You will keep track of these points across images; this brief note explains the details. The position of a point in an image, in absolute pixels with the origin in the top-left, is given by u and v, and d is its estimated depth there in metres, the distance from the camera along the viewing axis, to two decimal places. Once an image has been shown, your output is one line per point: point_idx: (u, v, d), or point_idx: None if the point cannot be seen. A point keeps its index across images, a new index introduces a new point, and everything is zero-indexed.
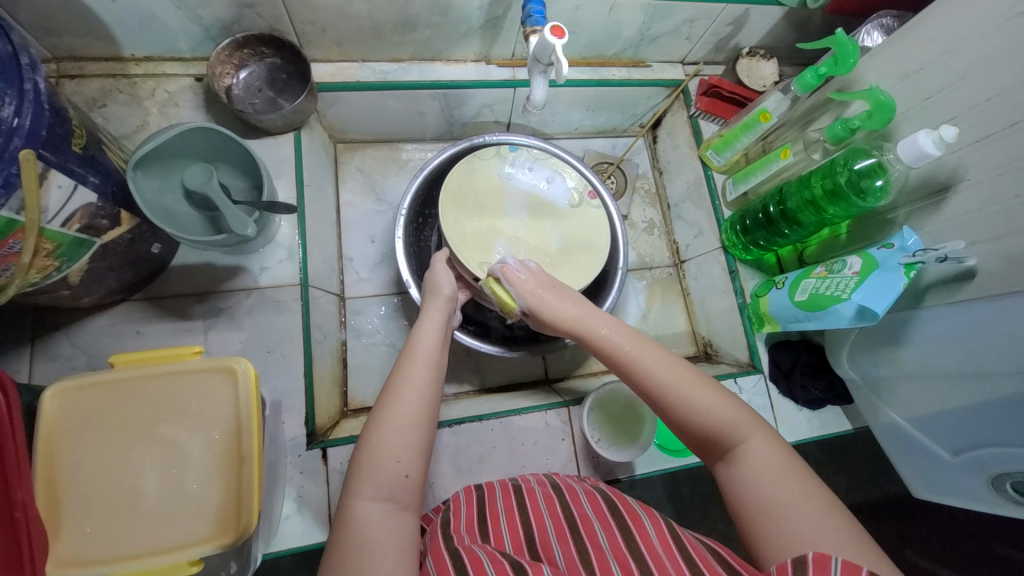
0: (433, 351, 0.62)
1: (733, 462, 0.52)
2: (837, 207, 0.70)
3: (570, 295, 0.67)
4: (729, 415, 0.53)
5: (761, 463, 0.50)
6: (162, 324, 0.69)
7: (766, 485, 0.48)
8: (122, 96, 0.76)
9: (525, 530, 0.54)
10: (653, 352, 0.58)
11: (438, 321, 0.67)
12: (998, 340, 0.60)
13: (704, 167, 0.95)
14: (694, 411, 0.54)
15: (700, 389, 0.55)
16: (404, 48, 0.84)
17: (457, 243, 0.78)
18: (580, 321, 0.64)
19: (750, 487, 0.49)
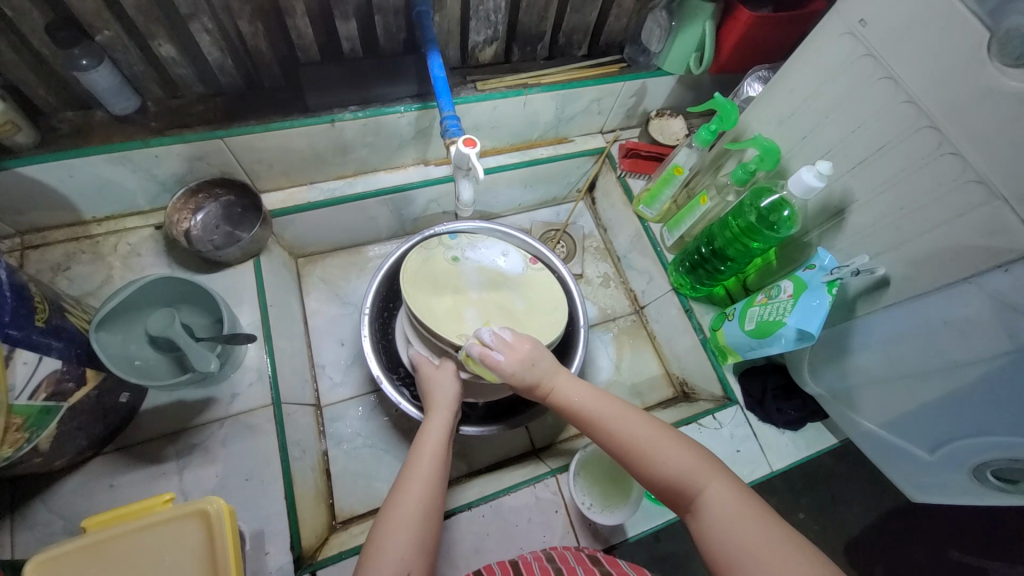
0: (440, 444, 0.66)
1: (698, 512, 0.54)
2: (758, 240, 0.76)
3: (553, 363, 0.69)
4: (687, 465, 0.55)
5: (720, 509, 0.52)
6: (135, 472, 0.68)
7: (730, 534, 0.50)
8: (85, 256, 0.80)
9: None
10: (632, 416, 0.62)
11: (445, 411, 0.72)
12: (929, 337, 0.64)
13: (641, 220, 1.03)
14: (653, 464, 0.57)
15: (658, 442, 0.58)
16: (347, 166, 0.92)
17: (428, 323, 0.81)
18: (556, 389, 0.68)
19: (719, 535, 0.51)
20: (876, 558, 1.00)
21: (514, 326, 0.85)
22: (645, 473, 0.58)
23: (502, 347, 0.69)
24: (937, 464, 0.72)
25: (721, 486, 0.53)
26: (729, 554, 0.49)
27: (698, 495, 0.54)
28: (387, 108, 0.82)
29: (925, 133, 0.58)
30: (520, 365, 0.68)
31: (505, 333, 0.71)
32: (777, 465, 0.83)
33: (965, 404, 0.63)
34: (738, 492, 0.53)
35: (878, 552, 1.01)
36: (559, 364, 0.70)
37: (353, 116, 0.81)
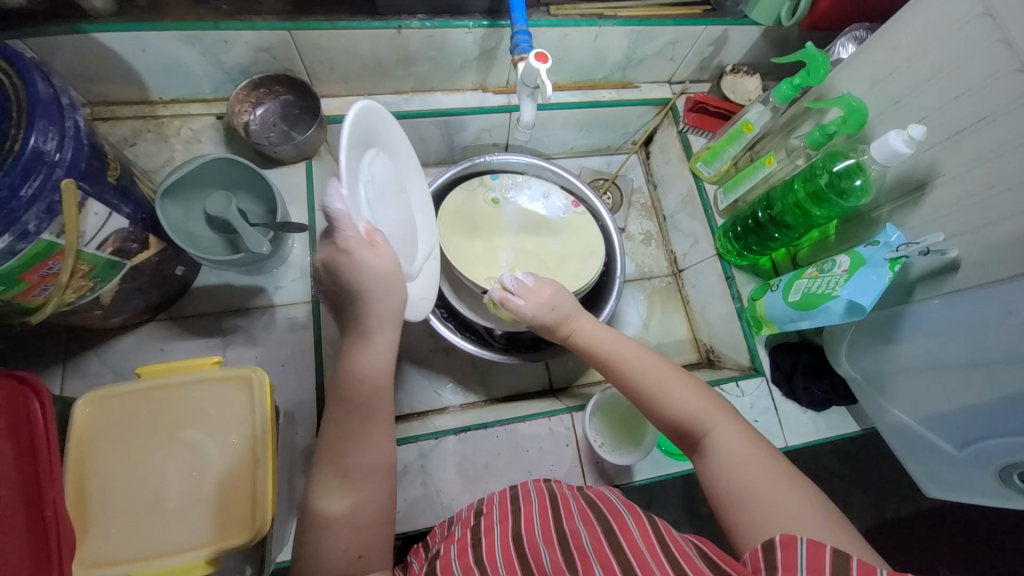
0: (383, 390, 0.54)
1: (705, 453, 0.53)
2: (821, 208, 0.73)
3: (575, 306, 0.70)
4: (697, 407, 0.55)
5: (727, 450, 0.51)
6: (183, 342, 0.73)
7: (732, 477, 0.49)
8: (150, 135, 0.84)
9: (515, 536, 0.54)
10: (648, 359, 0.62)
11: (389, 346, 0.55)
12: (991, 330, 0.60)
13: (695, 178, 0.99)
14: (664, 405, 0.57)
15: (669, 386, 0.58)
16: (406, 81, 0.91)
17: (461, 267, 0.84)
18: (574, 328, 0.69)
19: (722, 476, 0.50)
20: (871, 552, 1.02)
21: (546, 271, 0.86)
22: (655, 413, 0.58)
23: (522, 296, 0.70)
24: (961, 460, 0.70)
25: (727, 430, 0.53)
26: (734, 497, 0.48)
27: (705, 436, 0.53)
28: (455, 21, 0.79)
29: None
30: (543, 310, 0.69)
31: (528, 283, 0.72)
32: (792, 441, 0.83)
33: (1010, 404, 0.61)
34: (745, 438, 0.52)
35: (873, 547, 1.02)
36: (580, 308, 0.71)
37: (420, 26, 0.79)
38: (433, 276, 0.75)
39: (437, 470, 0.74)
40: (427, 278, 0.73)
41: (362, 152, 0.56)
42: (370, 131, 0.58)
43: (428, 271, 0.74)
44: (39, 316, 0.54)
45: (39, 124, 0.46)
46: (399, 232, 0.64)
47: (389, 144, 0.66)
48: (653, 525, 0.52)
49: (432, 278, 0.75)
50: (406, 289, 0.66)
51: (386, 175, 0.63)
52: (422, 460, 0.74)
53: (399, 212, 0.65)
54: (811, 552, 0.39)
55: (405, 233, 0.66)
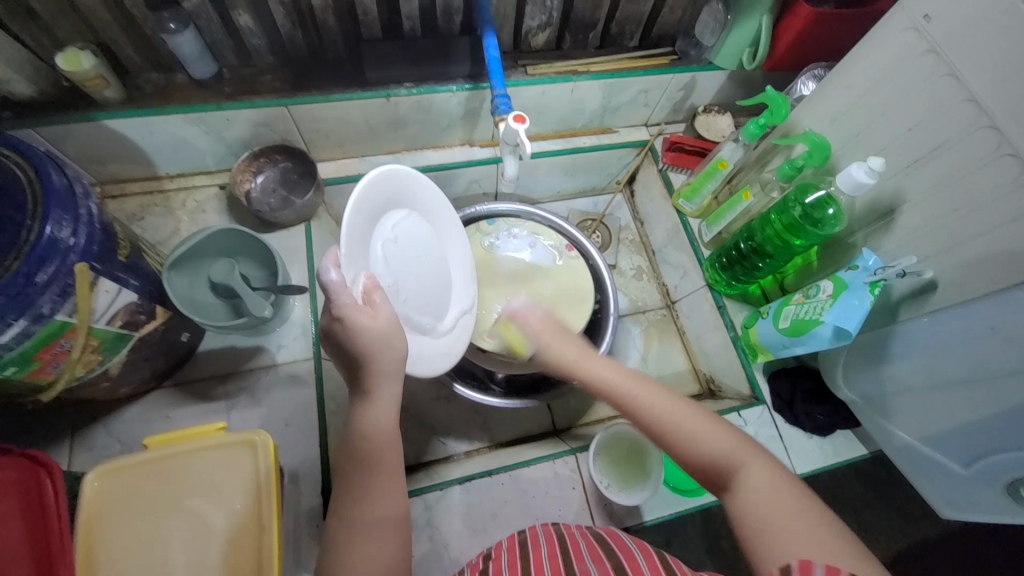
0: (388, 436, 0.55)
1: (734, 495, 0.46)
2: (800, 237, 0.76)
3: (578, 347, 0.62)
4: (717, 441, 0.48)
5: (758, 492, 0.44)
6: (188, 408, 0.75)
7: (756, 515, 0.43)
8: (157, 209, 0.89)
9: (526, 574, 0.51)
10: (660, 395, 0.53)
11: (394, 404, 0.57)
12: (979, 345, 0.61)
13: (679, 215, 1.02)
14: (677, 441, 0.50)
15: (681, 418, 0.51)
16: (397, 141, 0.96)
17: None
18: (572, 360, 0.61)
19: (753, 519, 0.43)
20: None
21: None
22: (668, 450, 0.52)
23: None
24: (970, 479, 0.70)
25: (757, 471, 0.46)
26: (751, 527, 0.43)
27: (732, 477, 0.46)
28: (440, 87, 0.85)
29: (984, 133, 0.56)
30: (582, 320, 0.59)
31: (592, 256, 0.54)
32: (801, 469, 0.82)
33: (1007, 419, 0.61)
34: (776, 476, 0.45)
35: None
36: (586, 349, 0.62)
37: (408, 93, 0.85)
38: (466, 331, 0.76)
39: (444, 523, 0.73)
40: (456, 332, 0.74)
41: (375, 219, 0.60)
42: (385, 198, 0.62)
43: (460, 327, 0.75)
44: (49, 393, 0.56)
45: (54, 214, 0.50)
46: (420, 290, 0.66)
47: (414, 206, 0.70)
48: (665, 561, 0.52)
49: (467, 333, 0.76)
50: (427, 343, 0.67)
51: (411, 236, 0.66)
52: (429, 513, 0.73)
53: (422, 269, 0.68)
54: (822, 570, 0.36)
55: (427, 289, 0.68)
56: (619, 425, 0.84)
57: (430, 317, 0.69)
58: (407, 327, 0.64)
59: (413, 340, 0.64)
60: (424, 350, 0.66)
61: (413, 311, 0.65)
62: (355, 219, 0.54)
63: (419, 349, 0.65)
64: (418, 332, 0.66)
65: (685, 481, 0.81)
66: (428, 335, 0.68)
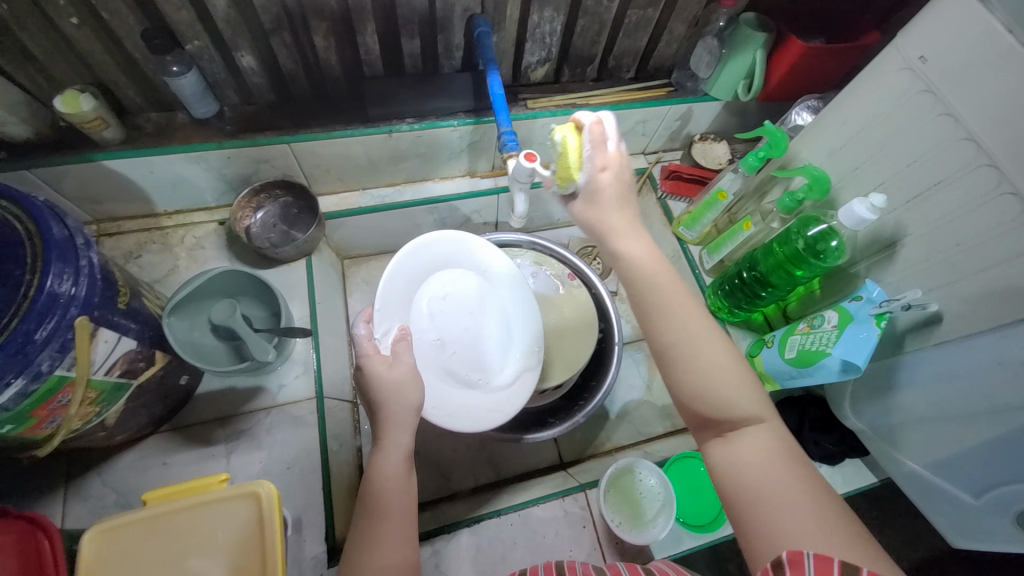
0: (401, 484, 0.55)
1: (730, 440, 0.47)
2: (802, 269, 0.76)
3: (625, 218, 0.58)
4: (736, 384, 0.48)
5: (762, 448, 0.45)
6: (187, 453, 0.72)
7: (752, 475, 0.44)
8: (154, 245, 0.88)
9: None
10: (689, 310, 0.51)
11: (401, 454, 0.57)
12: (985, 377, 0.62)
13: (680, 241, 1.04)
14: (690, 365, 0.49)
15: (701, 340, 0.50)
16: (398, 174, 0.96)
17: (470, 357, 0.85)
18: (637, 264, 0.55)
19: (746, 472, 0.45)
20: None
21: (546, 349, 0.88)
22: (674, 371, 0.50)
23: (598, 165, 0.57)
24: (980, 510, 0.69)
25: (764, 425, 0.47)
26: (742, 487, 0.44)
27: (735, 424, 0.47)
28: (441, 122, 0.86)
29: (983, 171, 0.57)
30: (616, 183, 0.58)
31: (609, 122, 0.58)
32: None
33: (1015, 452, 0.62)
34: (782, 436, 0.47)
35: None
36: (637, 222, 0.58)
37: (409, 128, 0.85)
38: (524, 391, 0.73)
39: (452, 568, 0.71)
40: (512, 389, 0.72)
41: (420, 282, 0.71)
42: (436, 262, 0.73)
43: (519, 387, 0.73)
44: (45, 448, 0.55)
45: (54, 267, 0.49)
46: (464, 346, 0.72)
47: (482, 267, 0.76)
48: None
49: (525, 393, 0.73)
50: (466, 397, 0.70)
51: (463, 295, 0.73)
52: (436, 558, 0.71)
53: (473, 326, 0.73)
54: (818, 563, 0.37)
55: (475, 344, 0.73)
56: (631, 458, 0.82)
57: (480, 372, 0.72)
58: (437, 382, 0.69)
59: (442, 394, 0.68)
60: (456, 406, 0.69)
61: (452, 364, 0.71)
62: (390, 284, 0.67)
63: (450, 403, 0.69)
64: (455, 386, 0.70)
65: (697, 517, 0.79)
66: (468, 388, 0.71)
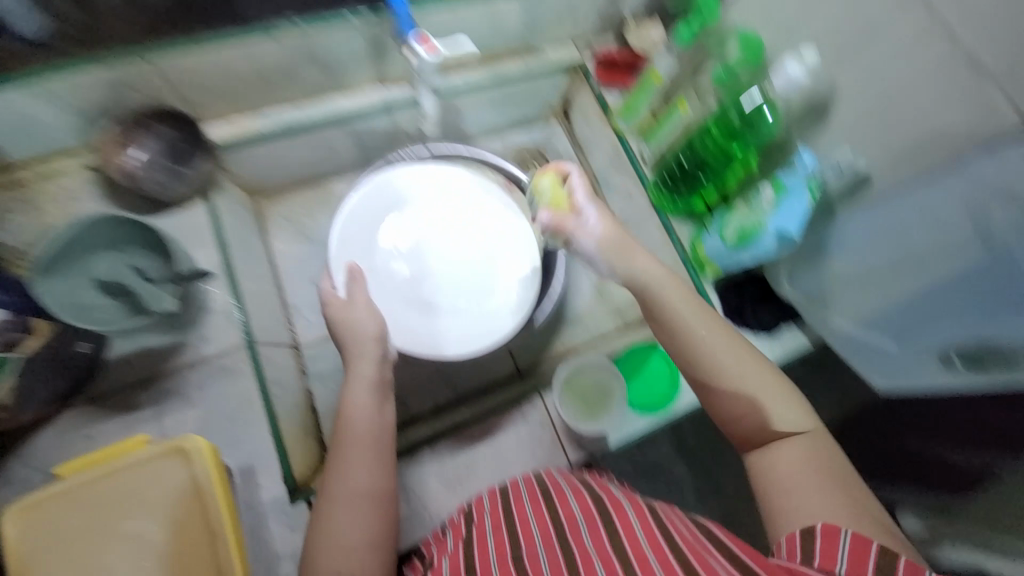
0: (368, 424, 0.63)
1: (772, 448, 0.56)
2: (738, 144, 0.75)
3: (671, 278, 0.66)
4: (799, 422, 0.57)
5: (800, 461, 0.54)
6: (114, 422, 0.67)
7: (790, 474, 0.53)
8: (17, 205, 0.74)
9: (507, 524, 0.57)
10: (776, 378, 0.59)
11: (367, 389, 0.66)
12: (917, 228, 0.62)
13: (619, 137, 0.95)
14: (753, 441, 0.57)
15: (774, 413, 0.57)
16: (297, 89, 0.83)
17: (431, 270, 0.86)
18: (695, 340, 0.61)
19: (787, 474, 0.54)
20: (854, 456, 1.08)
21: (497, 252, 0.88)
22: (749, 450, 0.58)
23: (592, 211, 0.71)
24: (905, 355, 0.75)
25: (807, 437, 0.56)
26: (781, 484, 0.53)
27: (782, 433, 0.56)
28: (331, 15, 0.72)
29: None
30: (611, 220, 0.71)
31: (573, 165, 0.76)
32: None
33: (937, 296, 0.64)
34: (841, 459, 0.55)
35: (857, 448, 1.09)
36: (691, 293, 0.66)
37: (293, 27, 0.71)
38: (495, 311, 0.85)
39: None
40: (489, 315, 0.85)
41: (378, 225, 0.85)
42: (391, 206, 0.86)
43: (490, 307, 0.85)
44: None
45: None
46: (433, 277, 0.86)
47: (433, 203, 0.88)
48: (653, 513, 0.55)
49: (510, 320, 0.84)
50: (437, 322, 0.84)
51: (424, 234, 0.87)
52: None
53: (434, 256, 0.87)
54: (851, 547, 0.46)
55: (441, 274, 0.86)
56: (586, 357, 0.86)
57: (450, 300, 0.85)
58: (402, 309, 0.83)
59: (414, 318, 0.83)
60: (428, 329, 0.83)
61: (420, 294, 0.84)
62: (345, 229, 0.83)
63: (419, 326, 0.82)
64: (422, 311, 0.84)
65: (646, 396, 0.81)
66: (433, 312, 0.84)
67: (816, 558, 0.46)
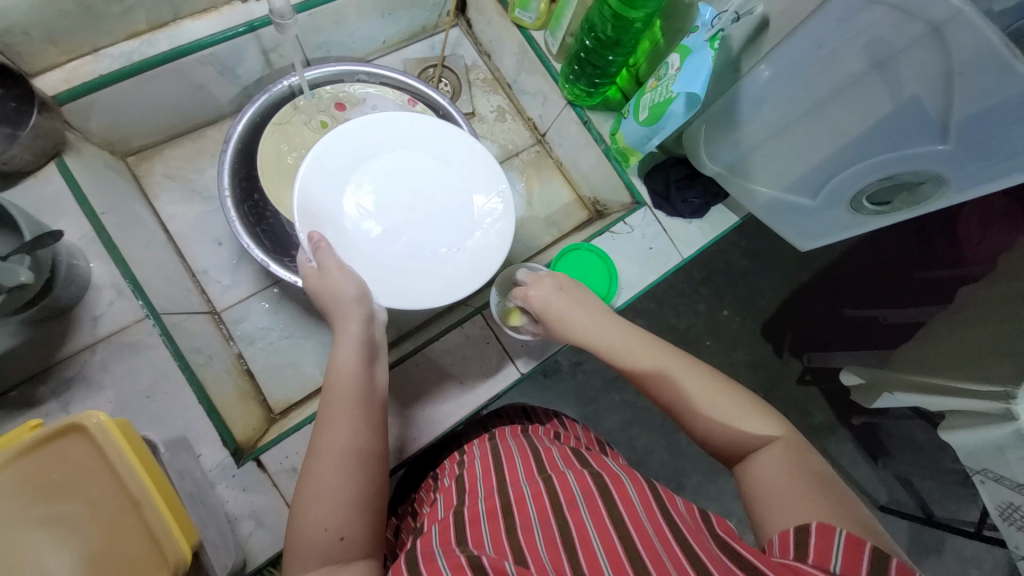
0: (357, 387, 0.57)
1: (750, 460, 0.52)
2: (636, 9, 0.68)
3: (586, 311, 0.65)
4: (765, 428, 0.53)
5: (771, 468, 0.50)
6: (11, 421, 0.61)
7: (764, 487, 0.49)
8: None
9: (499, 491, 0.53)
10: (709, 378, 0.57)
11: (354, 345, 0.61)
12: (827, 67, 0.62)
13: (520, 30, 0.90)
14: (717, 438, 0.55)
15: (742, 420, 0.54)
16: (133, 17, 0.70)
17: (410, 221, 0.70)
18: (618, 351, 0.62)
19: (762, 483, 0.50)
20: (789, 329, 1.25)
21: (475, 180, 0.73)
22: (723, 453, 0.55)
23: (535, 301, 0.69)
24: (821, 207, 0.75)
25: (775, 447, 0.52)
26: (763, 488, 0.49)
27: (750, 444, 0.53)
28: None
29: None
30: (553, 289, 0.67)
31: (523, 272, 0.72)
32: (685, 253, 0.83)
33: (865, 147, 0.65)
34: (814, 462, 0.51)
35: (791, 324, 1.25)
36: (607, 317, 0.65)
37: None
38: (490, 250, 0.71)
39: None
40: (481, 253, 0.71)
41: (339, 179, 0.69)
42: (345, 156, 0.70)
43: (484, 244, 0.71)
44: None
45: None
46: (412, 224, 0.70)
47: (405, 143, 0.73)
48: (654, 490, 0.51)
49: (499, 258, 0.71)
50: (428, 277, 0.69)
51: (390, 176, 0.71)
52: None
53: (420, 204, 0.71)
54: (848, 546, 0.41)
55: (420, 219, 0.71)
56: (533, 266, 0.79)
57: (439, 246, 0.70)
58: (389, 270, 0.68)
59: (404, 278, 0.68)
60: (421, 285, 0.69)
61: (406, 248, 0.69)
62: (304, 192, 0.66)
63: (420, 285, 0.68)
64: (416, 272, 0.69)
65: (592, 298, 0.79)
66: (431, 269, 0.69)
67: (810, 553, 0.41)
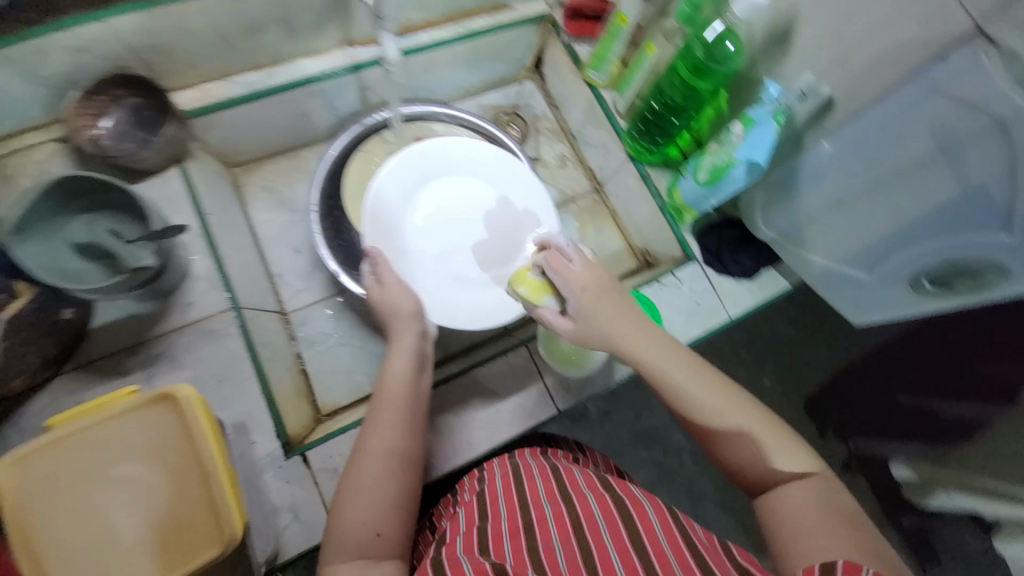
0: (405, 397, 0.60)
1: (777, 488, 0.48)
2: (705, 79, 0.76)
3: (625, 317, 0.54)
4: (795, 459, 0.48)
5: (803, 505, 0.46)
6: (103, 386, 0.68)
7: (795, 522, 0.45)
8: None
9: (524, 510, 0.54)
10: (747, 401, 0.50)
11: (407, 356, 0.64)
12: (892, 145, 0.64)
13: (591, 89, 0.97)
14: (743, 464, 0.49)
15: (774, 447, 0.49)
16: (261, 52, 0.82)
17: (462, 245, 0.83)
18: (657, 367, 0.51)
19: (793, 516, 0.45)
20: (834, 409, 1.20)
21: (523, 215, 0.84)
22: (749, 482, 0.50)
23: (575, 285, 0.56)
24: (876, 283, 0.78)
25: (807, 479, 0.47)
26: (789, 523, 0.45)
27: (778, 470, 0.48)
28: None
29: None
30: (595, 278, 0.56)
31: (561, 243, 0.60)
32: (734, 312, 0.83)
33: (933, 225, 0.66)
34: (846, 501, 0.47)
35: (837, 403, 1.21)
36: (648, 326, 0.54)
37: None
38: None
39: None
40: None
41: (405, 203, 0.81)
42: (412, 181, 0.81)
43: None
44: None
45: None
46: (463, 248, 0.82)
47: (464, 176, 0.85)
48: (674, 515, 0.53)
49: None
50: (473, 297, 0.79)
51: (450, 205, 0.84)
52: None
53: (469, 230, 0.83)
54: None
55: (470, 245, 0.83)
56: None
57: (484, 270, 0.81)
58: (439, 286, 0.79)
59: (452, 293, 0.79)
60: (466, 302, 0.79)
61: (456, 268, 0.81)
62: (375, 209, 0.76)
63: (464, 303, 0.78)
64: (460, 293, 0.79)
65: None
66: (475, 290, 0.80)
67: None
